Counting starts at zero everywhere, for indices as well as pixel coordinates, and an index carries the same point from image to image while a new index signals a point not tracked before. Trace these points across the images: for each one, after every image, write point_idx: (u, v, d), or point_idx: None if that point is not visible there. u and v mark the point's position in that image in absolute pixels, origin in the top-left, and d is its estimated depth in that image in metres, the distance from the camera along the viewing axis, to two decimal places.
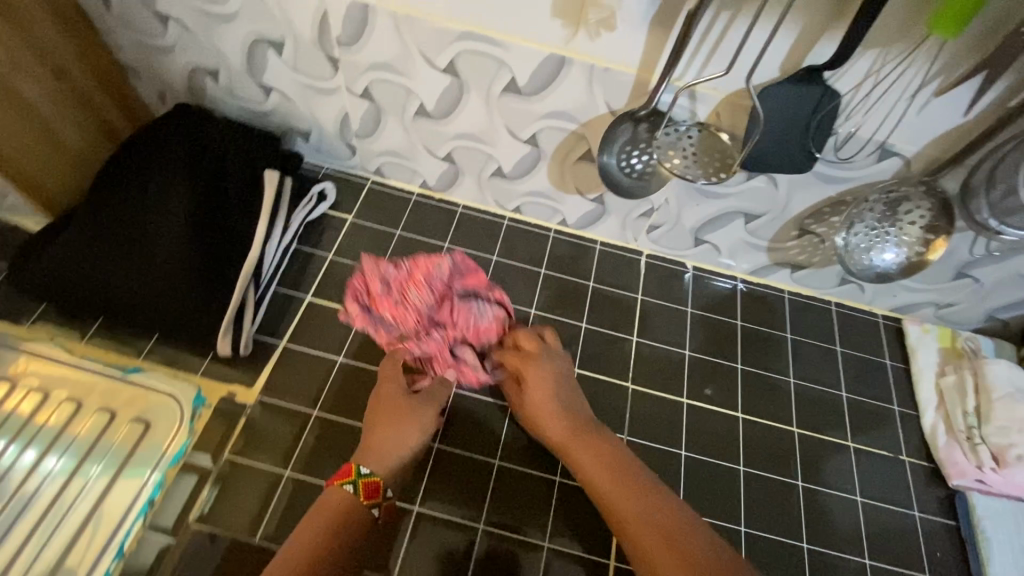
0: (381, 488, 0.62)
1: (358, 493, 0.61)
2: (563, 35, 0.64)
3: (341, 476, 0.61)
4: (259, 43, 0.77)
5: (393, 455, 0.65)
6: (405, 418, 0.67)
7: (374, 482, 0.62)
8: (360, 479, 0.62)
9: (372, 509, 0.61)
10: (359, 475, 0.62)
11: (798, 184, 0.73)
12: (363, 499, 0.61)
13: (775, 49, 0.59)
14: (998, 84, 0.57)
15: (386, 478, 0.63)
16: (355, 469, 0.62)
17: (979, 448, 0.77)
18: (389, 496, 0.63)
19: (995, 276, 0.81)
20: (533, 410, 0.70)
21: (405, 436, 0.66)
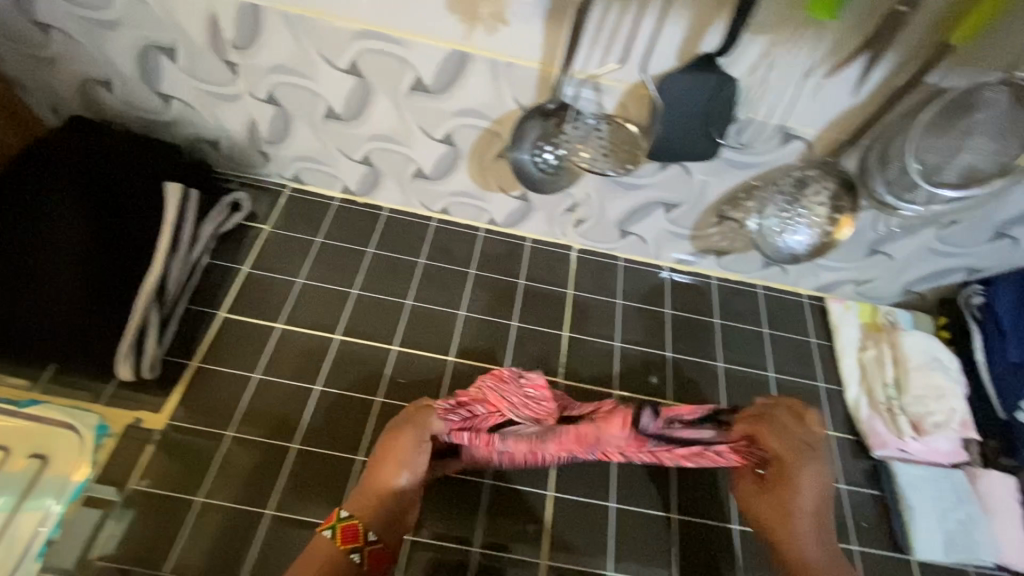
0: (359, 531, 0.60)
1: (334, 538, 0.59)
2: (460, 31, 0.63)
3: (323, 522, 0.61)
4: (150, 49, 0.73)
5: (373, 496, 0.63)
6: (385, 454, 0.65)
7: (352, 526, 0.60)
8: (338, 525, 0.60)
9: (352, 555, 0.59)
10: (337, 521, 0.60)
11: (710, 172, 0.74)
12: (341, 544, 0.59)
13: (668, 38, 0.59)
14: (882, 66, 0.59)
15: (364, 520, 0.61)
16: (335, 514, 0.61)
17: (899, 418, 0.80)
18: (371, 541, 0.60)
19: (906, 251, 0.83)
20: (815, 509, 0.66)
21: (383, 474, 0.64)
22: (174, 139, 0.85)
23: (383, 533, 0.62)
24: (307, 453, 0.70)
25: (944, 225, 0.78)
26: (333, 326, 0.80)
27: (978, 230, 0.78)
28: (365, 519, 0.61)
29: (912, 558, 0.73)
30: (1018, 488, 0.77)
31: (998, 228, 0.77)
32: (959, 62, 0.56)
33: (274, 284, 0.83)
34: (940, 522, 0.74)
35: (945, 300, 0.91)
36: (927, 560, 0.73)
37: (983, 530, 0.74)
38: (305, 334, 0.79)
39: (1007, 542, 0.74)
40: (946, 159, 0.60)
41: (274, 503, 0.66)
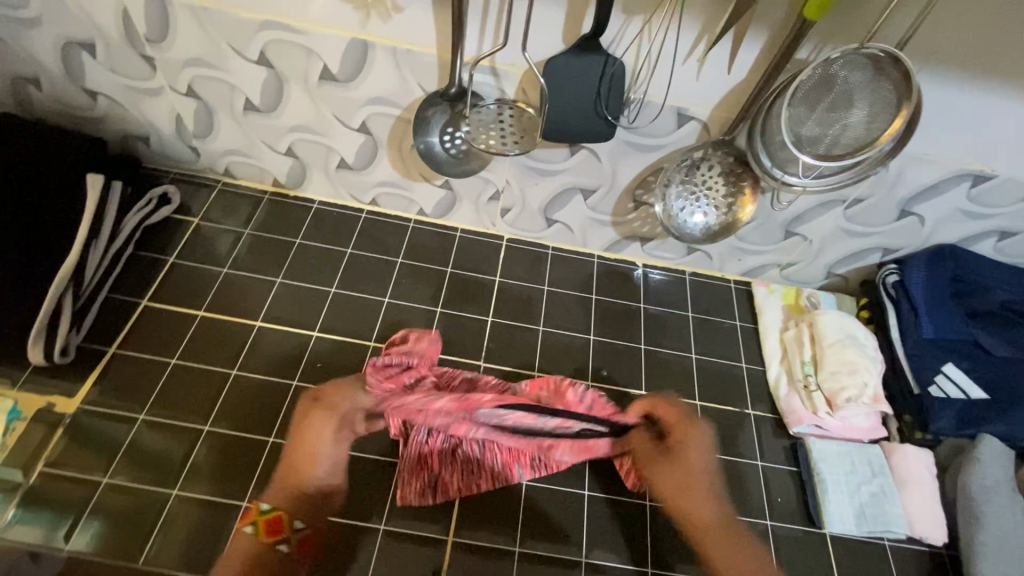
0: (283, 521, 0.65)
1: (257, 532, 0.65)
2: (358, 19, 0.67)
3: (243, 518, 0.66)
4: (71, 46, 0.76)
5: (289, 490, 0.68)
6: (304, 442, 0.71)
7: (273, 517, 0.65)
8: (261, 518, 0.65)
9: (279, 545, 0.64)
10: (258, 515, 0.66)
11: (618, 155, 0.76)
12: (263, 537, 0.64)
13: (549, 21, 0.63)
14: (750, 43, 0.62)
15: (290, 510, 0.66)
16: (256, 508, 0.66)
17: (814, 394, 0.81)
18: (298, 529, 0.65)
19: (821, 232, 0.85)
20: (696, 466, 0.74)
21: (293, 465, 0.69)
22: (106, 135, 0.88)
23: (308, 519, 0.66)
24: (216, 435, 0.72)
25: (849, 203, 0.80)
26: (255, 314, 0.82)
27: (883, 208, 0.80)
28: (288, 510, 0.66)
29: (826, 531, 0.74)
30: (933, 461, 0.78)
31: (901, 206, 0.79)
32: (823, 37, 0.61)
33: (201, 273, 0.84)
34: (852, 496, 0.75)
35: (866, 280, 0.92)
36: (839, 533, 0.74)
37: (896, 502, 0.75)
38: (227, 320, 0.81)
39: (921, 514, 0.74)
40: (822, 131, 0.63)
41: (181, 481, 0.68)
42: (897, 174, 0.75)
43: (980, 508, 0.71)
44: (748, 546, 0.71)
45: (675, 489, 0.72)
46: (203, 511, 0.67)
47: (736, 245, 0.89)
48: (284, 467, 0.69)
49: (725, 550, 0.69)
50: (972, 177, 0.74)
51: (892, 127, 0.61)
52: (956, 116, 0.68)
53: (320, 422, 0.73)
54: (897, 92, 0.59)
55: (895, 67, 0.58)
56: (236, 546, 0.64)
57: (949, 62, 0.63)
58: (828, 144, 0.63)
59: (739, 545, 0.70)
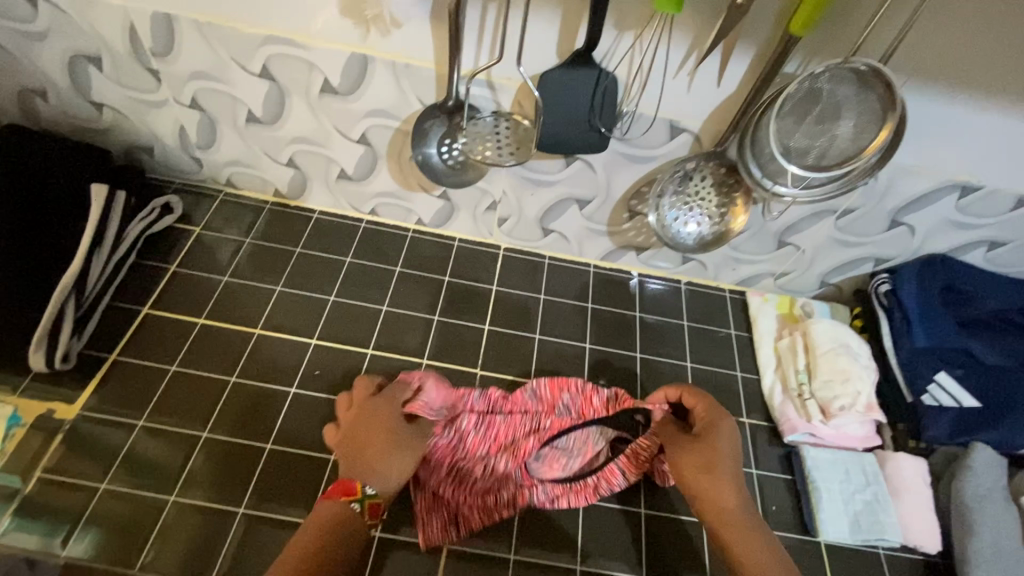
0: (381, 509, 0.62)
1: (362, 513, 0.60)
2: (358, 34, 0.69)
3: (346, 494, 0.60)
4: (78, 59, 0.78)
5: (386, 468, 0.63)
6: (390, 446, 0.65)
7: (377, 504, 0.61)
8: (366, 500, 0.61)
9: (370, 529, 0.61)
10: (364, 496, 0.61)
11: (612, 166, 0.77)
12: (367, 519, 0.61)
13: (544, 35, 0.64)
14: (738, 57, 0.64)
15: (388, 498, 0.62)
16: (359, 488, 0.61)
17: (808, 403, 0.82)
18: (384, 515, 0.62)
19: (813, 242, 0.86)
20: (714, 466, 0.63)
21: (396, 458, 0.64)
22: (111, 146, 0.90)
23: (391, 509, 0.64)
24: (214, 441, 0.72)
25: (841, 213, 0.81)
26: (254, 321, 0.83)
27: (874, 218, 0.81)
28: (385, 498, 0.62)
29: (820, 539, 0.74)
30: (927, 469, 0.78)
31: (891, 216, 0.81)
32: (809, 51, 0.62)
33: (201, 282, 0.86)
34: (846, 504, 0.76)
35: (859, 290, 0.93)
36: (834, 541, 0.74)
37: (890, 511, 0.75)
38: (227, 328, 0.82)
39: (915, 523, 0.74)
40: (809, 142, 0.65)
41: (179, 487, 0.69)
42: (887, 185, 0.77)
43: (973, 516, 0.72)
44: (764, 535, 0.61)
45: (706, 475, 0.63)
46: (200, 517, 0.67)
47: (730, 254, 0.90)
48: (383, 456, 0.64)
49: (738, 541, 0.60)
50: (959, 188, 0.76)
51: (878, 138, 0.63)
52: (941, 128, 0.70)
53: (390, 437, 0.65)
54: (882, 104, 0.61)
55: (880, 81, 0.59)
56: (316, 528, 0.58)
57: (931, 76, 0.65)
58: (816, 155, 0.65)
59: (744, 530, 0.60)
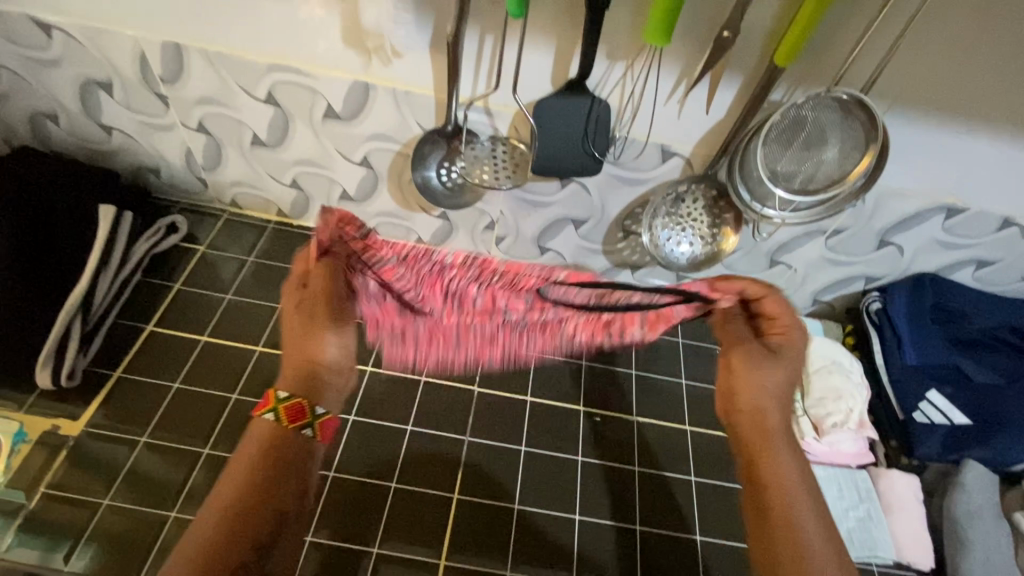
0: (305, 408, 0.52)
1: (280, 420, 0.52)
2: (360, 63, 0.71)
3: (259, 407, 0.52)
4: (89, 85, 0.81)
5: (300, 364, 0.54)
6: (298, 337, 0.54)
7: (295, 404, 0.52)
8: (281, 406, 0.52)
9: (303, 432, 0.53)
10: (278, 402, 0.52)
11: (606, 188, 0.79)
12: (287, 424, 0.52)
13: (540, 64, 0.67)
14: (726, 85, 0.66)
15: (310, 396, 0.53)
16: (272, 395, 0.53)
17: (801, 420, 0.83)
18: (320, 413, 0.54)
19: (804, 261, 0.88)
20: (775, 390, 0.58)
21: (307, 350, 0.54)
22: (119, 167, 0.92)
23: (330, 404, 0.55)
24: (215, 458, 0.73)
25: (830, 233, 0.83)
26: (256, 339, 0.85)
27: (862, 239, 0.83)
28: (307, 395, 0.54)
29: None
30: (920, 487, 0.79)
31: (880, 236, 0.82)
32: (795, 80, 0.65)
33: (205, 300, 0.87)
34: (840, 522, 0.76)
35: (851, 308, 0.94)
36: None
37: (883, 529, 0.76)
38: (229, 345, 0.83)
39: (908, 540, 0.75)
40: (796, 167, 0.67)
41: (180, 502, 0.70)
42: (874, 206, 0.79)
43: (965, 534, 0.72)
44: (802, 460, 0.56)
45: (761, 393, 0.58)
46: None
47: (724, 272, 0.92)
48: (295, 353, 0.55)
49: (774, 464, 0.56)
50: (945, 210, 0.78)
51: (861, 164, 0.65)
52: (924, 153, 0.72)
53: (302, 325, 0.55)
54: (865, 133, 0.63)
55: (863, 110, 0.61)
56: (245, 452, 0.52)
57: (913, 104, 0.67)
58: (803, 180, 0.68)
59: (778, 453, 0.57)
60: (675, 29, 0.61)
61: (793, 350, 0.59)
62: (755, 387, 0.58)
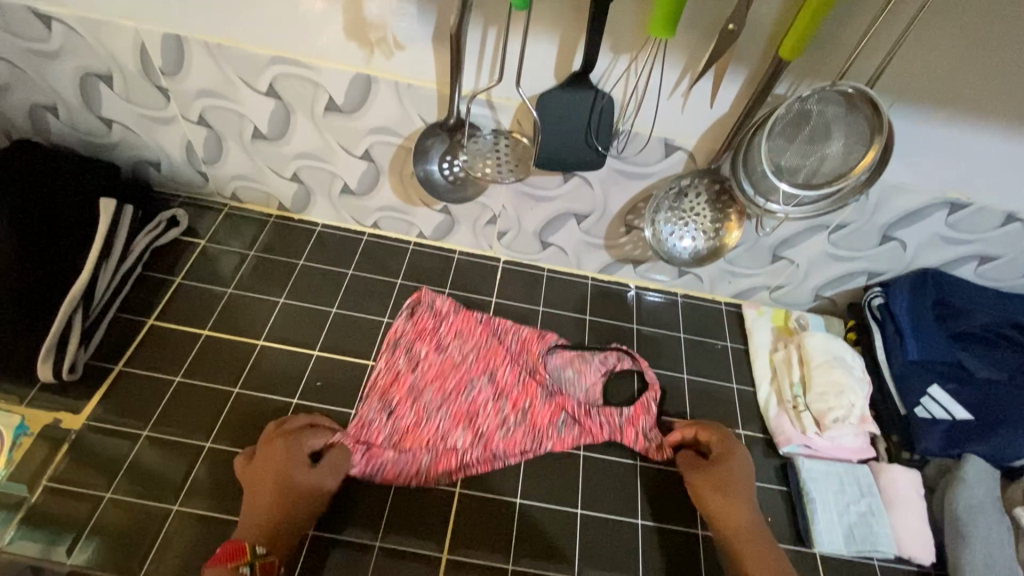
0: (277, 565, 0.61)
1: (252, 574, 0.59)
2: (362, 55, 0.71)
3: (232, 558, 0.59)
4: (89, 77, 0.80)
5: (284, 526, 0.64)
6: (287, 477, 0.66)
7: (268, 562, 0.60)
8: (256, 561, 0.60)
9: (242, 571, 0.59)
10: (254, 556, 0.60)
11: (609, 183, 0.79)
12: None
13: (543, 57, 0.66)
14: (730, 79, 0.66)
15: (276, 552, 0.62)
16: (245, 548, 0.60)
17: (803, 414, 0.83)
18: (283, 572, 0.63)
19: (806, 256, 0.88)
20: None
21: (291, 505, 0.65)
22: (119, 160, 0.92)
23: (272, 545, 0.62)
24: (218, 451, 0.74)
25: (833, 228, 0.83)
26: (258, 333, 0.84)
27: (865, 233, 0.83)
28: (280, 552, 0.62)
29: (814, 551, 0.75)
30: (921, 481, 0.79)
31: (883, 231, 0.82)
32: (799, 74, 0.64)
33: (206, 294, 0.87)
34: (841, 516, 0.77)
35: (852, 303, 0.94)
36: (829, 553, 0.75)
37: (884, 523, 0.76)
38: (230, 339, 0.83)
39: (909, 534, 0.75)
40: (800, 161, 0.67)
41: (182, 495, 0.70)
42: (877, 201, 0.78)
43: (966, 528, 0.73)
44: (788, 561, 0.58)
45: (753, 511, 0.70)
46: (203, 526, 0.68)
47: (726, 268, 0.92)
48: (285, 496, 0.65)
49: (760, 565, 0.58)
50: (949, 205, 0.78)
51: (866, 158, 0.65)
52: (928, 147, 0.72)
53: (270, 514, 0.64)
54: (870, 126, 0.63)
55: (866, 103, 0.61)
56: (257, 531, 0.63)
57: (918, 97, 0.67)
58: (807, 174, 0.67)
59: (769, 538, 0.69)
60: (680, 22, 0.61)
61: (735, 457, 0.73)
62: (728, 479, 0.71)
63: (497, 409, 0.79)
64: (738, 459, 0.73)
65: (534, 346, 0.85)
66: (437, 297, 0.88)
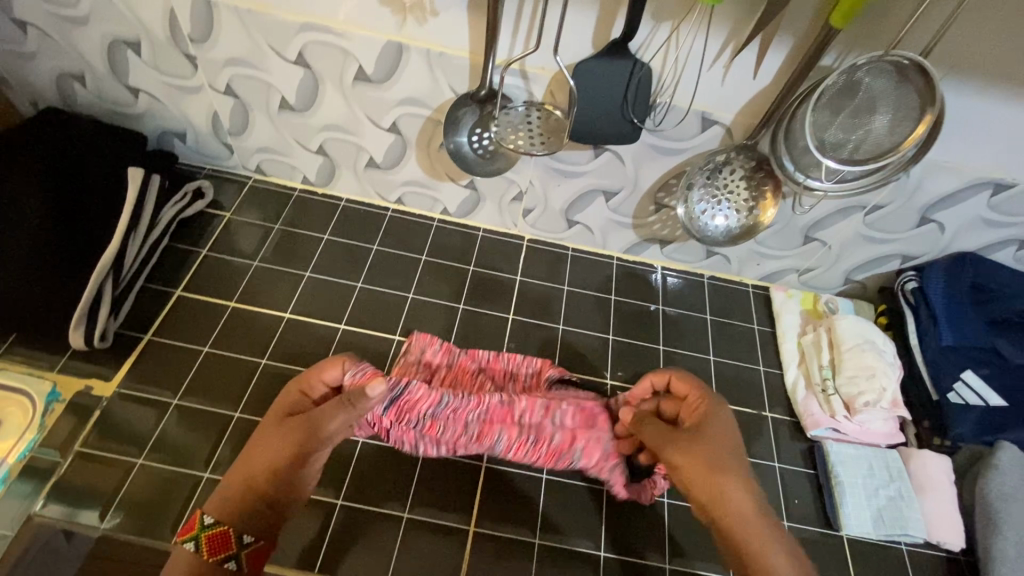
0: (230, 536, 0.52)
1: (199, 551, 0.51)
2: (394, 22, 0.70)
3: (181, 533, 0.52)
4: (116, 44, 0.80)
5: (242, 497, 0.55)
6: (263, 445, 0.57)
7: (217, 534, 0.52)
8: (202, 535, 0.52)
9: (226, 564, 0.52)
10: (200, 530, 0.52)
11: (641, 159, 0.77)
12: (207, 557, 0.51)
13: (581, 26, 0.65)
14: (774, 48, 0.64)
15: (234, 524, 0.53)
16: (197, 520, 0.53)
17: (832, 398, 0.82)
18: (247, 543, 0.53)
19: (840, 238, 0.86)
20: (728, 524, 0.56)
21: (254, 478, 0.56)
22: (145, 131, 0.91)
23: (261, 529, 0.54)
24: (246, 421, 0.74)
25: (869, 209, 0.81)
26: (283, 306, 0.84)
27: (902, 215, 0.81)
28: (236, 522, 0.54)
29: (842, 534, 0.75)
30: (953, 468, 0.78)
31: (921, 212, 0.80)
32: (847, 44, 0.62)
33: (231, 267, 0.87)
34: (870, 500, 0.76)
35: (884, 287, 0.92)
36: (857, 536, 0.74)
37: (914, 507, 0.75)
38: (257, 312, 0.83)
39: (939, 520, 0.74)
40: (845, 137, 0.65)
41: (211, 464, 0.70)
42: (917, 182, 0.76)
43: (997, 515, 0.71)
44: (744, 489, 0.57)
45: (703, 471, 0.58)
46: None
47: (755, 249, 0.90)
48: (253, 469, 0.56)
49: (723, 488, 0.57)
50: (992, 185, 0.75)
51: (917, 131, 0.62)
52: (978, 124, 0.69)
53: (250, 470, 0.56)
54: (920, 99, 0.61)
55: (918, 74, 0.59)
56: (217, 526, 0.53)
57: (970, 72, 0.65)
58: (852, 150, 0.65)
59: (732, 484, 0.57)
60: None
61: (710, 416, 0.63)
62: (691, 458, 0.59)
63: (504, 416, 0.70)
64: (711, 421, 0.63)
65: (547, 377, 0.77)
66: (425, 349, 0.79)
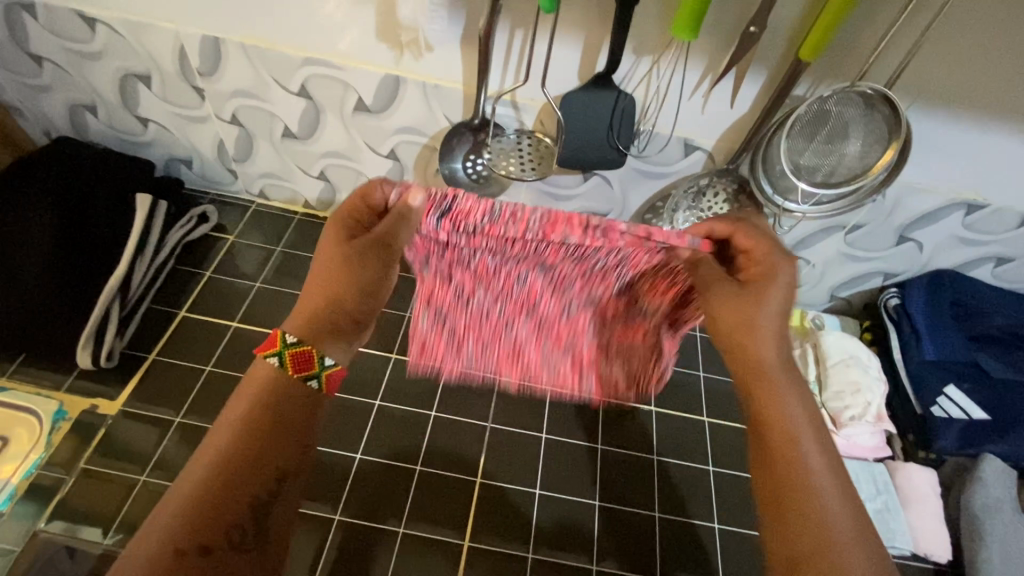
0: (315, 355, 0.48)
1: (285, 365, 0.48)
2: (392, 56, 0.74)
3: (264, 347, 0.48)
4: (128, 77, 0.84)
5: (328, 315, 0.50)
6: (335, 264, 0.51)
7: (306, 351, 0.48)
8: (288, 348, 0.48)
9: (309, 381, 0.49)
10: (285, 345, 0.48)
11: (628, 182, 0.81)
12: (292, 370, 0.48)
13: (568, 59, 0.69)
14: (750, 79, 0.68)
15: (320, 344, 0.49)
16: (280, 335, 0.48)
17: (819, 413, 0.84)
18: (330, 363, 0.49)
19: (823, 256, 0.89)
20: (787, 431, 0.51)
21: (342, 297, 0.51)
22: (153, 158, 0.95)
23: (341, 349, 0.51)
24: None
25: (849, 228, 0.84)
26: None
27: (882, 234, 0.84)
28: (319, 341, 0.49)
29: None
30: (938, 480, 0.80)
31: (899, 232, 0.83)
32: (818, 76, 0.66)
33: (234, 288, 0.90)
34: None
35: (868, 304, 0.95)
36: None
37: (901, 520, 0.77)
38: (258, 331, 0.86)
39: (926, 532, 0.76)
40: (819, 160, 0.69)
41: None
42: (895, 203, 0.79)
43: (982, 527, 0.73)
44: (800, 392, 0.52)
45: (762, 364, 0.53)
46: None
47: None
48: (336, 287, 0.51)
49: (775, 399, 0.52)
50: (965, 206, 0.78)
51: (884, 157, 0.67)
52: (948, 148, 0.73)
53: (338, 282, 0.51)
54: (888, 127, 0.65)
55: (886, 104, 0.63)
56: (211, 446, 0.45)
57: (936, 100, 0.68)
58: (826, 173, 0.69)
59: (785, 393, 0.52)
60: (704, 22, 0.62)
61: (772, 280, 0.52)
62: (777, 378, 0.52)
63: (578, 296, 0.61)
64: (771, 287, 0.52)
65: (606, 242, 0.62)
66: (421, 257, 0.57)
